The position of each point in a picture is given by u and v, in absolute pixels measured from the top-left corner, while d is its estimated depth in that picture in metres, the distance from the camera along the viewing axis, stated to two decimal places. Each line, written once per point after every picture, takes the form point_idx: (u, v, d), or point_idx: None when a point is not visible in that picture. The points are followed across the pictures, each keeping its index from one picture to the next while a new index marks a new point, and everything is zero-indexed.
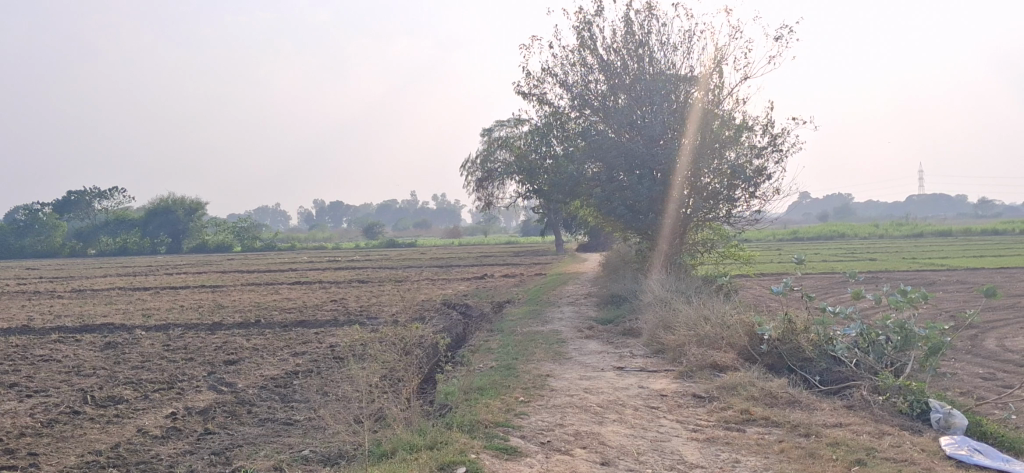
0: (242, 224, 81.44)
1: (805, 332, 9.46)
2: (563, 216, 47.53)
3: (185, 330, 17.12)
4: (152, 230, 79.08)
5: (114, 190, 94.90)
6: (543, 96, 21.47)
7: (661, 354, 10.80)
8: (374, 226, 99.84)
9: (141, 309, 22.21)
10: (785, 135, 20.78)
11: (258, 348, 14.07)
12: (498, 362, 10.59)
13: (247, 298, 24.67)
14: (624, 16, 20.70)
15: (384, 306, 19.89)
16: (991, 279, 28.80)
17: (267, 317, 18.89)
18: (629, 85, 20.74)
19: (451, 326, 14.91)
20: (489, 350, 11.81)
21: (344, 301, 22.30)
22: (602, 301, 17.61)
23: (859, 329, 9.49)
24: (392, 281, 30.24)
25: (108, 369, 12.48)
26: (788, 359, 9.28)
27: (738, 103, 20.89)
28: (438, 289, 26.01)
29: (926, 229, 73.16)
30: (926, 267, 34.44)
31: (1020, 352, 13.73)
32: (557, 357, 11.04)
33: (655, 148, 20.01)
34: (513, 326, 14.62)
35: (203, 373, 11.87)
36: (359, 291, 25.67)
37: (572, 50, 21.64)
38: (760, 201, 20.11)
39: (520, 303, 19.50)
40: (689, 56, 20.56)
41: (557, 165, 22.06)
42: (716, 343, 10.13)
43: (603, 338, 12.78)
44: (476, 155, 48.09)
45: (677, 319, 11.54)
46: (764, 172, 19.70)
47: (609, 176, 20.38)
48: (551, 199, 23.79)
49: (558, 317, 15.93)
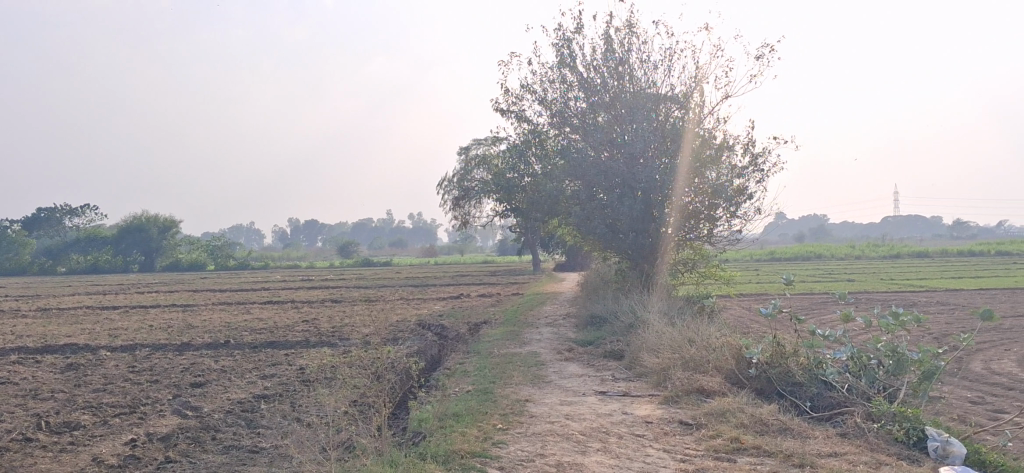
0: (216, 243, 80.58)
1: (794, 355, 9.11)
2: (541, 235, 47.19)
3: (151, 351, 16.57)
4: (124, 248, 78.04)
5: (87, 207, 93.74)
6: (521, 113, 21.13)
7: (644, 378, 10.43)
8: (350, 245, 99.21)
9: (108, 329, 21.59)
10: (766, 154, 20.55)
11: (226, 370, 13.56)
12: (476, 386, 10.17)
13: (218, 318, 24.10)
14: (604, 33, 20.44)
15: (358, 327, 19.40)
16: (970, 300, 28.70)
17: (237, 338, 18.36)
18: (609, 103, 20.46)
19: (426, 348, 14.46)
20: (465, 373, 11.39)
21: (318, 322, 21.79)
22: (582, 322, 17.21)
23: (850, 353, 9.15)
24: (367, 301, 29.73)
25: (67, 393, 11.93)
26: (777, 384, 8.92)
27: (718, 122, 20.67)
28: (414, 309, 25.51)
29: (903, 250, 73.44)
30: (905, 288, 34.33)
31: (1008, 375, 13.44)
32: (536, 381, 10.63)
33: (636, 167, 19.72)
34: (491, 348, 14.20)
35: (167, 396, 11.36)
36: (333, 311, 25.16)
37: (551, 67, 21.35)
38: (741, 220, 19.83)
39: (497, 323, 19.07)
40: (669, 74, 20.33)
41: (536, 184, 21.71)
42: (702, 366, 9.76)
43: (583, 361, 12.38)
44: (453, 174, 47.69)
45: (660, 341, 11.17)
46: (745, 191, 19.43)
47: (589, 194, 20.06)
48: (529, 218, 23.44)
49: (537, 338, 15.52)
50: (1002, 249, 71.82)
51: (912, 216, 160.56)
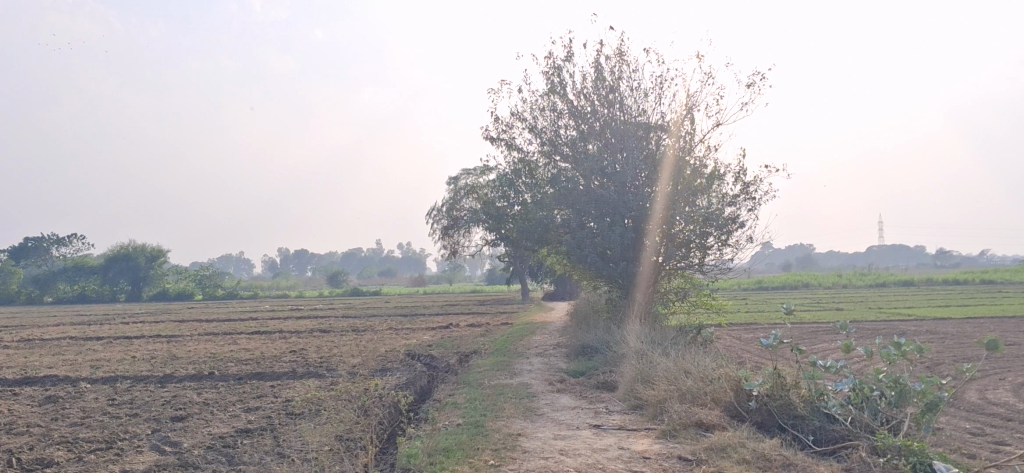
0: (204, 272, 80.10)
1: (795, 387, 8.85)
2: (530, 264, 46.94)
3: (133, 382, 16.20)
4: (110, 278, 77.49)
5: (74, 236, 93.22)
6: (511, 141, 20.95)
7: (639, 410, 10.16)
8: (338, 274, 98.75)
9: (90, 360, 21.19)
10: (757, 182, 20.38)
11: (209, 403, 13.21)
12: (466, 419, 9.87)
13: (203, 348, 23.72)
14: (594, 61, 20.32)
15: (345, 357, 19.06)
16: (961, 328, 28.51)
17: (222, 368, 18.00)
18: (600, 130, 20.32)
19: (414, 379, 14.15)
20: (455, 406, 11.08)
21: (305, 352, 21.43)
22: (572, 352, 16.92)
23: (852, 384, 8.88)
24: (355, 331, 29.41)
25: (43, 427, 11.58)
26: (779, 417, 8.63)
27: (710, 149, 20.51)
28: (402, 339, 25.12)
29: (891, 279, 73.27)
30: (895, 317, 34.10)
31: (1006, 406, 13.15)
32: (528, 414, 10.32)
33: (627, 195, 19.54)
34: (481, 379, 13.90)
35: (147, 430, 11.03)
36: (320, 341, 24.81)
37: (541, 95, 21.20)
38: (733, 249, 19.59)
39: (486, 353, 18.75)
40: (660, 102, 20.19)
41: (526, 213, 21.47)
42: (700, 399, 9.50)
43: (575, 392, 12.07)
44: (442, 203, 47.44)
45: (655, 373, 10.90)
46: (737, 219, 19.21)
47: (579, 223, 19.84)
48: (519, 247, 23.19)
49: (527, 369, 15.20)
50: (988, 277, 71.99)
51: (897, 245, 161.32)
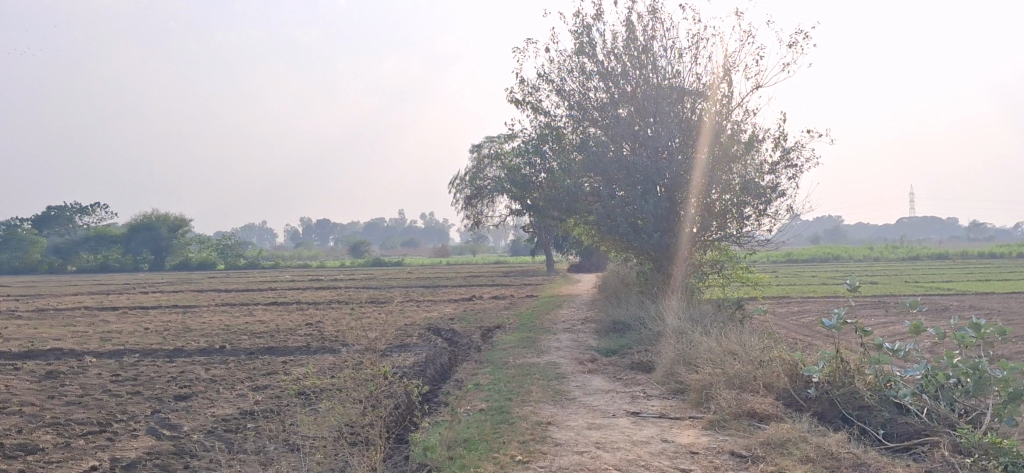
0: (226, 242, 79.78)
1: (860, 373, 7.88)
2: (556, 235, 46.01)
3: (140, 357, 15.40)
4: (133, 247, 77.28)
5: (97, 206, 93.16)
6: (538, 104, 19.90)
7: (680, 396, 9.24)
8: (361, 244, 98.29)
9: (101, 331, 20.49)
10: (798, 149, 19.29)
11: (216, 380, 12.39)
12: (490, 404, 8.99)
13: (219, 320, 22.93)
14: (626, 19, 19.21)
15: (364, 332, 18.22)
16: (1003, 304, 27.40)
17: (235, 343, 17.19)
18: (631, 93, 19.24)
19: (434, 357, 13.28)
20: (477, 388, 10.20)
21: (323, 325, 20.62)
22: (602, 328, 15.99)
23: (923, 369, 7.91)
24: (376, 303, 28.61)
25: (37, 406, 10.79)
26: (842, 406, 7.68)
27: (748, 114, 19.42)
28: (424, 312, 24.30)
29: (923, 252, 71.78)
30: (933, 291, 32.96)
31: None
32: (557, 398, 9.40)
33: (660, 163, 18.50)
34: (505, 357, 12.98)
35: (145, 411, 10.20)
36: (338, 313, 23.98)
37: (569, 56, 20.09)
38: (771, 219, 18.53)
39: (511, 329, 17.85)
40: (695, 63, 19.10)
41: (552, 181, 20.43)
42: (749, 384, 8.55)
43: (608, 373, 11.16)
44: (465, 173, 46.49)
45: (698, 353, 9.96)
46: (776, 188, 18.14)
47: (609, 191, 18.84)
48: (545, 216, 22.21)
49: (555, 346, 14.29)
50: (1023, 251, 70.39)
51: (926, 219, 158.92)
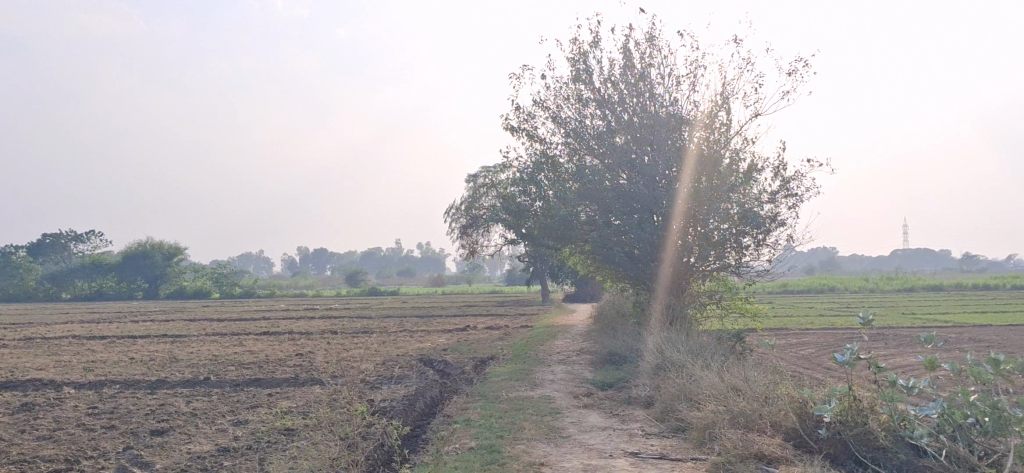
0: (221, 270, 79.25)
1: (874, 412, 7.40)
2: (551, 265, 45.59)
3: (121, 388, 14.88)
4: (127, 275, 76.66)
5: (92, 233, 92.71)
6: (533, 131, 19.52)
7: (681, 435, 8.77)
8: (357, 273, 97.80)
9: (85, 361, 19.96)
10: (798, 178, 18.91)
11: (196, 413, 11.89)
12: (479, 443, 8.50)
13: (206, 350, 22.39)
14: (623, 45, 18.88)
15: (353, 363, 17.71)
16: (1003, 336, 26.90)
17: (220, 374, 16.65)
18: (628, 121, 18.87)
19: (424, 391, 12.82)
20: (468, 424, 9.72)
21: (312, 356, 20.11)
22: (598, 361, 15.51)
23: (940, 408, 7.44)
24: (369, 332, 28.08)
25: (5, 441, 10.28)
26: (855, 448, 7.20)
27: (747, 142, 19.06)
28: (416, 342, 23.78)
29: (919, 284, 71.43)
30: (931, 324, 32.57)
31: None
32: (550, 436, 8.91)
33: (658, 190, 18.09)
34: (497, 391, 12.49)
35: (118, 447, 9.71)
36: (329, 343, 23.43)
37: (565, 82, 19.74)
38: (771, 250, 18.10)
39: (505, 360, 17.35)
40: (693, 91, 18.77)
41: (547, 209, 19.99)
42: (754, 423, 8.09)
43: (604, 409, 10.67)
44: (460, 202, 46.14)
45: (698, 389, 9.50)
46: (776, 217, 17.74)
47: (606, 220, 18.41)
48: (540, 245, 21.76)
49: (549, 379, 13.81)
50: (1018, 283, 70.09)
51: (921, 251, 158.76)
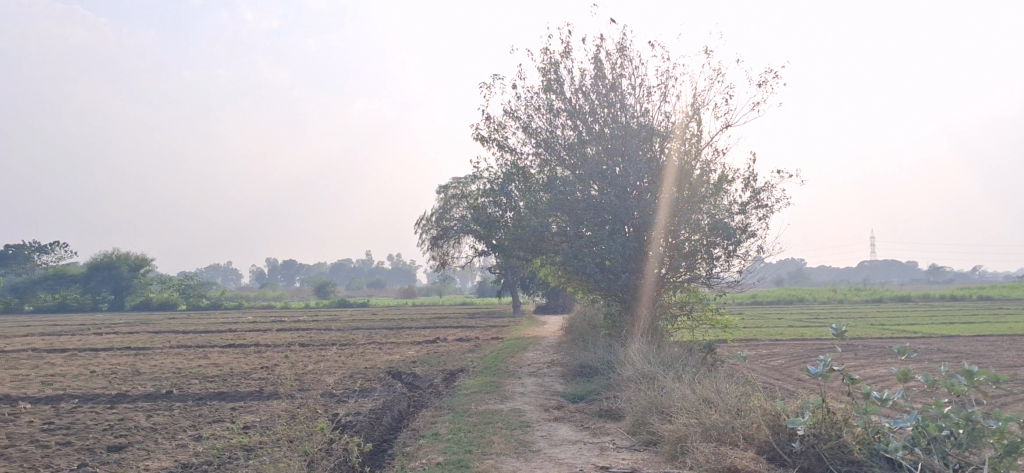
0: (188, 281, 78.43)
1: (848, 424, 7.31)
2: (522, 276, 45.46)
3: (80, 402, 14.52)
4: (92, 287, 75.58)
5: (57, 244, 91.41)
6: (503, 141, 19.38)
7: (653, 448, 8.63)
8: (326, 285, 97.17)
9: (45, 375, 19.52)
10: (768, 189, 18.92)
11: (156, 429, 11.60)
12: (447, 458, 8.31)
13: (170, 363, 21.99)
14: (594, 56, 18.81)
15: (321, 375, 17.44)
16: (971, 347, 27.06)
17: (183, 387, 16.32)
18: (599, 132, 18.78)
19: (391, 404, 12.62)
20: (435, 438, 9.53)
21: (278, 368, 19.80)
22: (569, 373, 15.37)
23: (914, 420, 7.36)
24: (337, 345, 27.76)
25: None
26: (829, 461, 7.09)
27: (717, 153, 19.04)
28: (385, 354, 23.53)
29: (886, 294, 72.07)
30: (900, 334, 32.80)
31: None
32: (520, 450, 8.73)
33: (628, 201, 18.01)
34: (466, 404, 12.32)
35: (73, 464, 9.41)
36: (296, 356, 23.11)
37: (536, 93, 19.62)
38: (742, 260, 18.08)
39: (475, 373, 17.16)
40: (664, 102, 18.73)
41: (517, 220, 19.84)
42: (726, 436, 7.96)
43: (575, 422, 10.51)
44: (430, 213, 45.86)
45: (670, 402, 9.38)
46: (747, 228, 17.73)
47: (576, 231, 18.30)
48: (510, 257, 21.61)
49: (519, 392, 13.65)
50: (984, 293, 70.87)
51: (888, 262, 160.33)
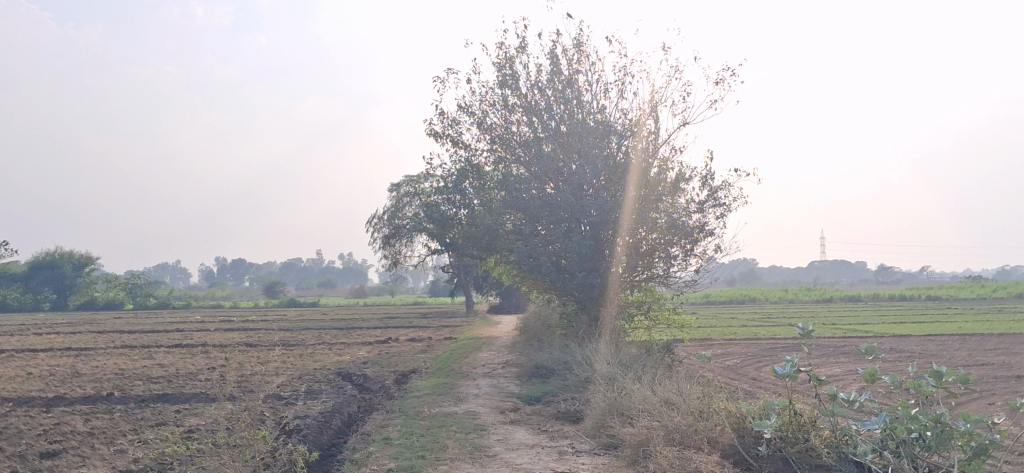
0: (134, 280, 76.82)
1: (815, 426, 7.06)
2: (476, 275, 45.07)
3: (13, 406, 13.86)
4: (34, 286, 73.57)
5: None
6: (458, 137, 19.00)
7: (613, 452, 8.34)
8: (276, 284, 95.86)
9: None
10: (726, 188, 18.78)
11: (93, 433, 11.06)
12: (399, 464, 7.94)
13: (111, 364, 21.26)
14: (550, 51, 18.51)
15: (268, 377, 16.93)
16: (923, 346, 27.22)
17: (124, 389, 15.71)
18: (555, 128, 18.49)
19: (341, 407, 12.21)
20: (386, 443, 9.14)
21: (225, 369, 19.21)
22: (524, 374, 15.06)
23: (882, 422, 7.14)
24: (286, 345, 27.12)
25: None
26: (797, 466, 6.84)
27: (675, 151, 18.85)
28: (336, 355, 22.99)
29: (836, 294, 72.84)
30: (854, 334, 33.01)
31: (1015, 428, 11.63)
32: (475, 455, 8.38)
33: (585, 199, 17.74)
34: (419, 406, 11.93)
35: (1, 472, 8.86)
36: (244, 357, 22.48)
37: (491, 88, 19.25)
38: (700, 259, 17.91)
39: (428, 373, 16.76)
40: (621, 99, 18.49)
41: (471, 219, 19.45)
42: (689, 439, 7.69)
43: (532, 425, 10.19)
44: (382, 211, 45.24)
45: (630, 404, 9.09)
46: (704, 227, 17.56)
47: (532, 229, 17.97)
48: (463, 255, 21.23)
49: (474, 393, 13.30)
50: (931, 294, 71.90)
51: (837, 262, 162.47)
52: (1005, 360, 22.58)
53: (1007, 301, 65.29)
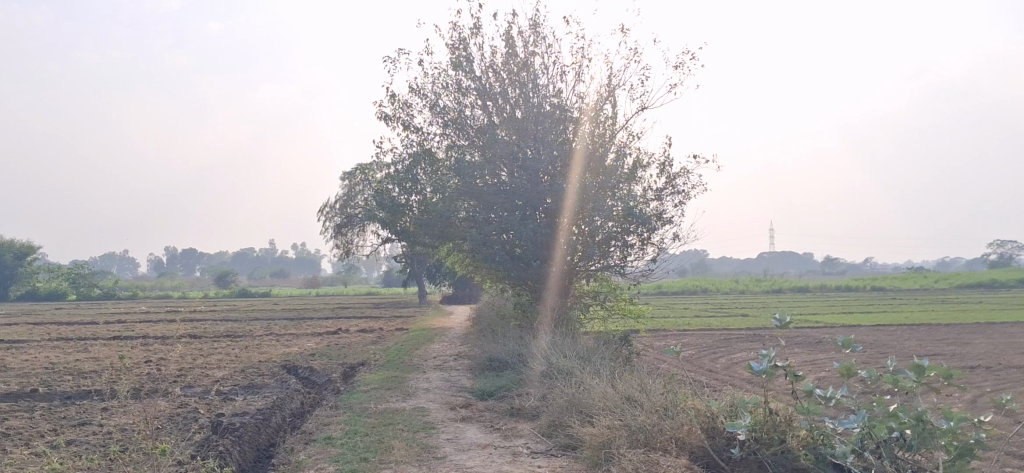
0: (78, 270, 74.99)
1: (791, 427, 6.52)
2: (429, 264, 44.36)
3: None
4: None
5: None
6: (409, 120, 18.29)
7: (572, 453, 7.78)
8: (224, 274, 94.29)
9: None
10: (684, 175, 18.29)
11: (11, 433, 10.24)
12: (339, 467, 7.29)
13: (44, 357, 20.28)
14: (505, 33, 17.87)
15: (208, 370, 16.12)
16: (876, 337, 27.11)
17: (53, 384, 14.83)
18: (509, 113, 17.86)
19: (282, 402, 11.52)
20: (326, 444, 8.46)
21: (163, 362, 18.36)
22: (477, 367, 14.45)
23: (861, 421, 6.61)
24: (231, 336, 26.24)
25: None
26: (773, 469, 6.30)
27: (632, 137, 18.31)
28: (282, 347, 22.19)
29: (786, 285, 73.24)
30: (807, 324, 32.88)
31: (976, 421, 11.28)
32: (423, 457, 7.75)
33: (540, 185, 17.12)
34: (365, 401, 11.27)
35: None
36: (184, 349, 21.58)
37: (444, 69, 18.54)
38: (657, 248, 17.41)
39: (376, 366, 16.10)
40: (577, 82, 17.92)
41: (422, 206, 18.74)
42: (654, 441, 7.15)
43: (484, 422, 9.59)
44: (334, 199, 44.27)
45: (589, 401, 8.53)
46: (662, 215, 17.05)
47: (486, 217, 17.34)
48: (414, 243, 20.55)
49: (423, 387, 12.65)
50: (880, 285, 72.57)
51: (787, 253, 163.88)
52: (958, 350, 22.45)
53: (953, 290, 66.02)
